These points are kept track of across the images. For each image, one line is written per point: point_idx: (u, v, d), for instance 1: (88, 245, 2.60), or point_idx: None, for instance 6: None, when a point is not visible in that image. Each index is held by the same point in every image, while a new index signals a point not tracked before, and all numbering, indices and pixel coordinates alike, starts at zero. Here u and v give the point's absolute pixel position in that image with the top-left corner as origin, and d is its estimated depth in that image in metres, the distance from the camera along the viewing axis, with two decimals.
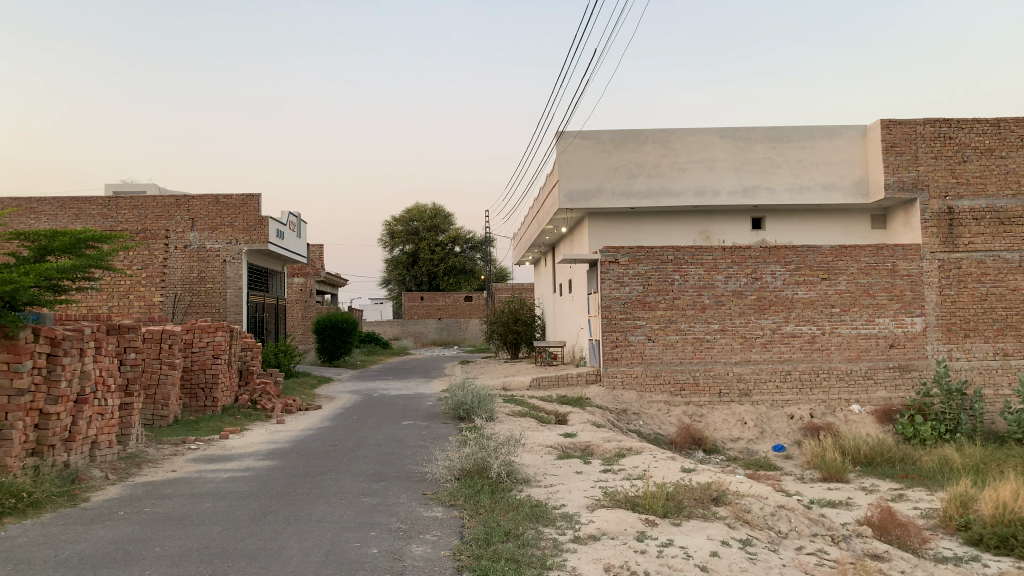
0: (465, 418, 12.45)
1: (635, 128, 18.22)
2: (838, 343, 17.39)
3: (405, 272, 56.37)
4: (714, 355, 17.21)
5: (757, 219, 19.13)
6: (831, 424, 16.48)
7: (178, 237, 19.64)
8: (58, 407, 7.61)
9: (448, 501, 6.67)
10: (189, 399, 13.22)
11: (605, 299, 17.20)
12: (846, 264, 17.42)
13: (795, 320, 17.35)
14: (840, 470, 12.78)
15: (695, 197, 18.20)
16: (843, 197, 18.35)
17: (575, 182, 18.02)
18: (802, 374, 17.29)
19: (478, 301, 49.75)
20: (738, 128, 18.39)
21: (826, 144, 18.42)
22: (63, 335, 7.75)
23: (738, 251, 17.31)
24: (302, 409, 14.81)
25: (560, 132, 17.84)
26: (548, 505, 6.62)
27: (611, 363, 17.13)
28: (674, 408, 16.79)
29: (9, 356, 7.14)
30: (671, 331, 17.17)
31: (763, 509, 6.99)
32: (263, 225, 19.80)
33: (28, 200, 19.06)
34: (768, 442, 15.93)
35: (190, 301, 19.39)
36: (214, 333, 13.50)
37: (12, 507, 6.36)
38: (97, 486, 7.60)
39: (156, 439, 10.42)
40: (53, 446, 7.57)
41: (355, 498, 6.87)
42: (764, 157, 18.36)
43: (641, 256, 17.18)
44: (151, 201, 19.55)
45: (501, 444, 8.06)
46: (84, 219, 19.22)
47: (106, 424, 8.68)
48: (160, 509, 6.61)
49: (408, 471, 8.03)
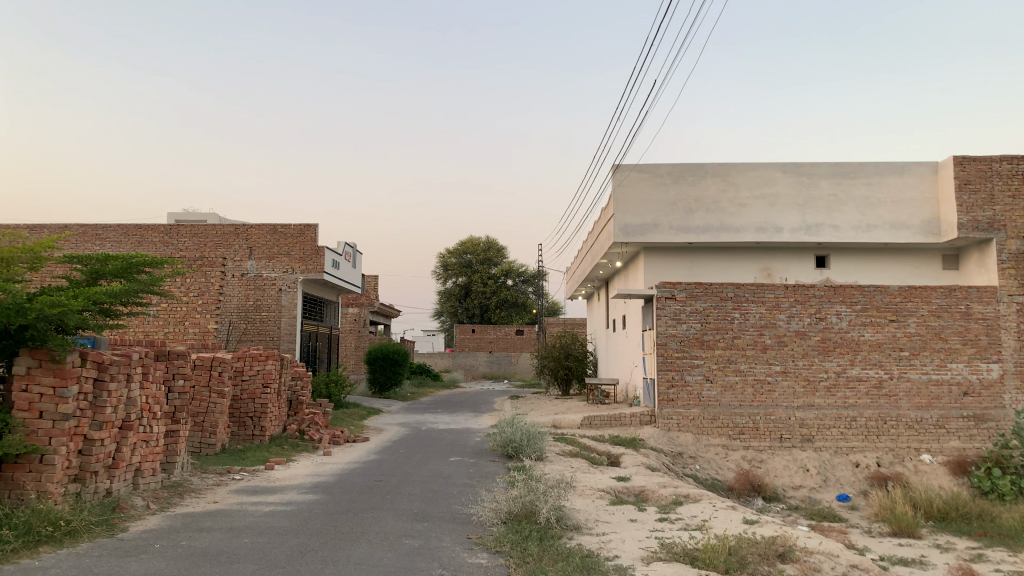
0: (514, 456, 12.06)
1: (694, 162, 17.82)
2: (908, 389, 16.55)
3: (457, 305, 56.52)
4: (775, 398, 16.52)
5: (821, 257, 18.46)
6: (900, 475, 15.59)
7: (236, 265, 19.85)
8: (102, 433, 7.51)
9: (493, 546, 6.31)
10: (237, 428, 13.13)
11: (661, 336, 16.71)
12: (916, 306, 16.65)
13: (861, 363, 16.58)
14: (912, 525, 11.97)
15: (756, 234, 17.64)
16: (912, 235, 17.61)
17: (631, 215, 17.65)
18: (869, 421, 16.45)
19: (530, 335, 49.40)
20: (802, 163, 17.85)
21: (895, 181, 17.76)
22: (110, 360, 7.66)
23: (802, 289, 16.68)
24: (350, 441, 14.60)
25: (617, 165, 17.53)
26: (600, 557, 6.19)
27: (667, 404, 16.55)
28: (733, 452, 16.10)
29: (55, 380, 7.01)
30: (730, 372, 16.55)
31: (835, 568, 6.40)
32: (319, 255, 19.89)
33: (93, 227, 19.51)
34: (831, 491, 15.10)
35: (245, 329, 19.54)
36: (265, 362, 13.43)
37: (49, 536, 6.21)
38: (137, 515, 7.43)
39: (202, 467, 10.31)
40: (96, 473, 7.46)
41: (396, 540, 6.54)
42: (828, 193, 17.76)
43: (698, 293, 16.69)
44: (211, 229, 19.83)
45: (551, 487, 7.67)
46: (146, 246, 19.56)
47: (150, 452, 8.55)
48: (197, 543, 6.38)
49: (453, 513, 7.67)
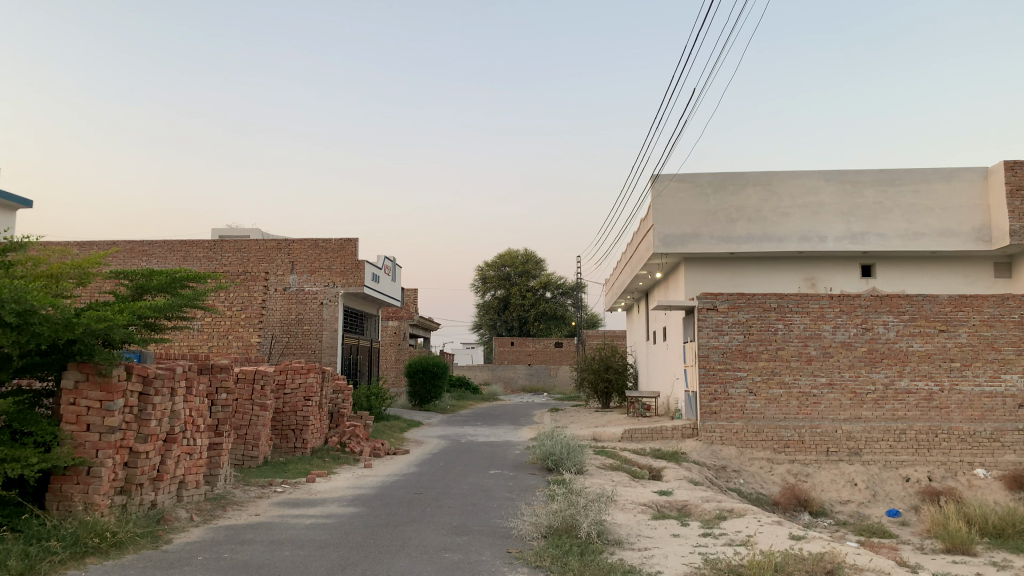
0: (554, 469, 11.97)
1: (735, 171, 17.61)
2: (959, 401, 16.09)
3: (496, 318, 56.60)
4: (821, 411, 16.18)
5: (866, 266, 18.09)
6: (952, 489, 15.12)
7: (278, 279, 20.07)
8: (147, 446, 7.62)
9: (534, 561, 6.23)
10: (279, 441, 13.25)
11: (703, 348, 16.48)
12: (966, 315, 16.20)
13: (910, 375, 16.16)
14: (966, 542, 11.57)
15: (799, 243, 17.34)
16: (962, 243, 17.15)
17: (671, 226, 17.48)
18: (919, 434, 16.01)
19: (569, 348, 49.24)
20: (846, 170, 17.55)
21: (942, 187, 17.35)
22: (155, 373, 7.77)
23: (847, 299, 16.34)
24: (390, 454, 14.64)
25: (656, 175, 17.39)
26: (642, 572, 6.08)
27: (710, 417, 16.30)
28: (778, 466, 15.77)
29: (101, 394, 7.13)
30: (774, 384, 16.26)
31: None
32: (359, 269, 20.08)
33: (140, 243, 19.92)
34: (881, 506, 14.70)
35: (288, 342, 19.76)
36: (306, 375, 13.57)
37: (96, 547, 6.30)
38: (181, 527, 7.52)
39: (244, 480, 10.41)
40: (141, 485, 7.57)
41: (436, 553, 6.51)
42: (873, 201, 17.41)
43: (741, 303, 16.44)
44: (253, 244, 20.07)
45: (592, 501, 7.56)
46: (191, 261, 19.92)
47: (194, 464, 8.66)
48: (239, 555, 6.42)
49: (493, 526, 7.62)
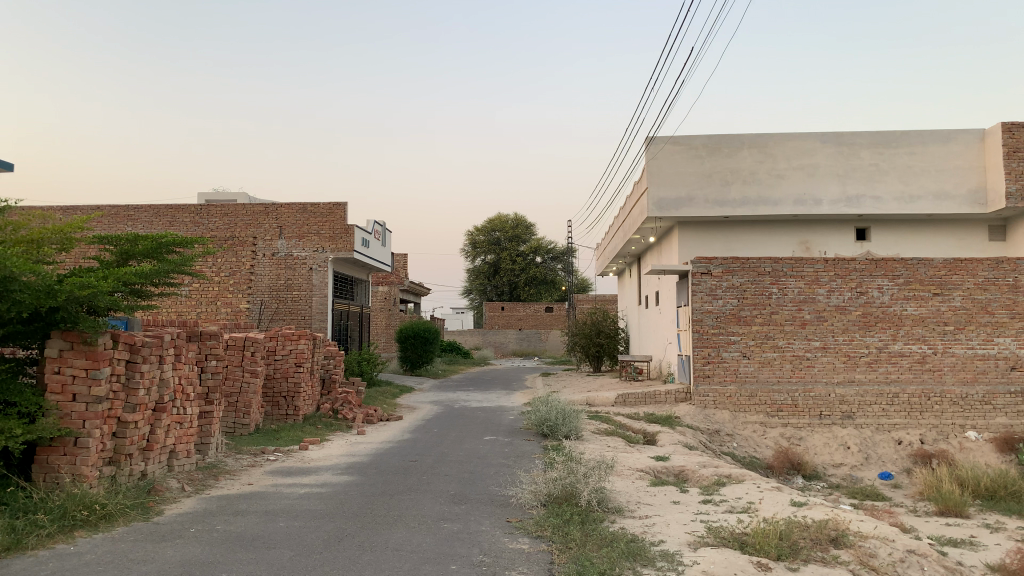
0: (549, 435, 11.87)
1: (730, 133, 17.35)
2: (952, 364, 16.09)
3: (486, 282, 56.43)
4: (815, 375, 16.15)
5: (861, 229, 17.95)
6: (944, 452, 15.15)
7: (266, 244, 19.70)
8: (135, 416, 7.44)
9: (534, 531, 6.12)
10: (271, 408, 13.10)
11: (697, 312, 16.37)
12: (961, 279, 16.13)
13: (903, 338, 16.12)
14: (959, 504, 11.57)
15: (795, 206, 17.14)
16: (957, 206, 17.01)
17: (664, 189, 17.23)
18: (911, 397, 16.02)
19: (559, 312, 49.19)
20: (842, 132, 17.30)
21: (939, 149, 17.16)
22: (142, 341, 7.55)
23: (842, 263, 16.20)
24: (383, 420, 14.53)
25: (650, 137, 17.09)
26: (645, 541, 5.97)
27: (703, 381, 16.26)
28: (771, 429, 15.77)
29: (87, 362, 6.91)
30: (767, 348, 16.20)
31: (891, 555, 6.05)
32: (349, 234, 19.78)
33: (125, 208, 19.49)
34: (874, 469, 14.73)
35: (277, 308, 19.47)
36: (297, 341, 13.38)
37: (84, 520, 6.14)
38: (172, 498, 7.37)
39: (236, 448, 10.25)
40: (131, 456, 7.40)
41: (434, 523, 6.38)
42: (870, 163, 17.20)
43: (735, 267, 16.29)
44: (241, 209, 19.68)
45: (592, 468, 7.44)
46: (177, 227, 19.53)
47: (184, 433, 8.49)
48: (232, 527, 6.27)
49: (491, 495, 7.50)
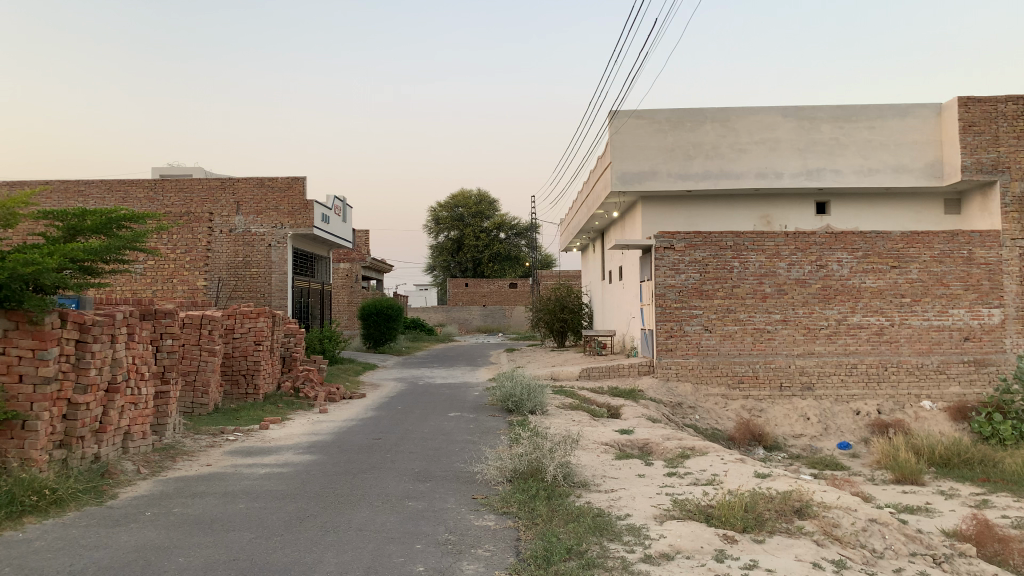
0: (513, 410, 11.82)
1: (693, 107, 17.29)
2: (909, 336, 16.38)
3: (449, 259, 56.16)
4: (775, 347, 16.32)
5: (821, 203, 18.12)
6: (900, 421, 15.46)
7: (223, 220, 19.29)
8: (87, 397, 7.18)
9: (500, 508, 6.05)
10: (230, 386, 12.86)
11: (660, 287, 16.42)
12: (918, 251, 16.39)
13: (862, 310, 16.36)
14: (915, 472, 11.77)
15: (756, 179, 17.21)
16: (915, 180, 17.24)
17: (627, 163, 17.17)
18: (869, 367, 16.30)
19: (523, 288, 49.15)
20: (803, 106, 17.37)
21: (897, 123, 17.33)
22: (93, 320, 7.28)
23: (802, 236, 16.34)
24: (345, 398, 14.36)
25: (613, 111, 16.98)
26: (612, 516, 5.94)
27: (666, 355, 16.34)
28: (732, 402, 15.94)
29: (33, 343, 6.64)
30: (729, 321, 16.31)
31: (854, 524, 6.12)
32: (308, 209, 19.41)
33: (75, 182, 18.81)
34: (832, 439, 14.97)
35: (235, 286, 19.13)
36: (256, 319, 13.09)
37: (33, 505, 5.92)
38: (126, 481, 7.15)
39: (194, 428, 10.02)
40: (83, 438, 7.16)
41: (398, 502, 6.27)
42: (830, 137, 17.32)
43: (698, 242, 16.33)
44: (196, 183, 19.16)
45: (558, 444, 7.39)
46: (130, 202, 19.00)
47: (140, 414, 8.26)
48: (190, 510, 6.10)
49: (456, 472, 7.42)
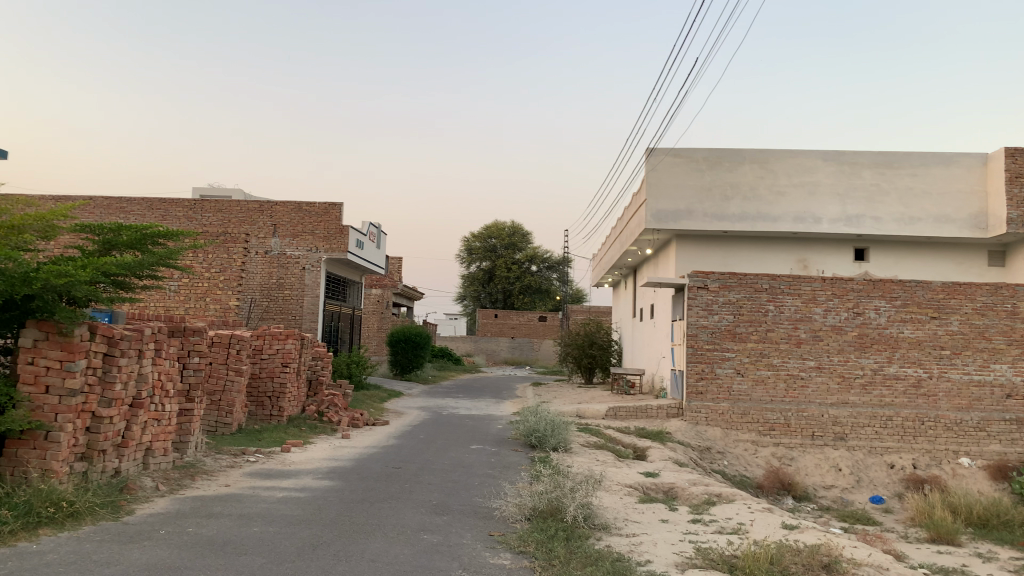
0: (537, 446, 11.65)
1: (732, 147, 17.18)
2: (947, 389, 15.93)
3: (480, 289, 56.22)
4: (808, 395, 15.96)
5: (859, 250, 17.81)
6: (937, 478, 14.96)
7: (259, 242, 19.51)
8: (111, 411, 7.20)
9: (517, 546, 5.89)
10: (255, 407, 12.87)
11: (692, 327, 16.18)
12: (959, 303, 15.99)
13: (899, 361, 15.96)
14: (951, 532, 11.33)
15: (794, 223, 16.99)
16: (957, 230, 16.89)
17: (663, 201, 17.07)
18: (905, 421, 15.84)
19: (553, 322, 48.97)
20: (844, 151, 17.18)
21: (941, 172, 17.05)
22: (122, 334, 7.32)
23: (840, 282, 16.04)
24: (369, 424, 14.28)
25: (650, 148, 16.93)
26: (632, 561, 5.75)
27: (696, 397, 16.05)
28: (762, 449, 15.56)
29: (62, 354, 6.68)
30: (762, 366, 16.00)
31: None
32: (343, 235, 19.56)
33: (117, 199, 19.20)
34: (865, 492, 14.51)
35: (267, 307, 19.32)
36: (284, 341, 13.13)
37: (50, 517, 5.90)
38: (144, 498, 7.12)
39: (217, 447, 10.01)
40: (104, 451, 7.17)
41: (414, 534, 6.14)
42: (871, 183, 17.07)
43: (732, 283, 16.11)
44: (235, 205, 19.44)
45: (580, 483, 7.22)
46: (170, 220, 19.30)
47: (162, 431, 8.25)
48: (204, 530, 6.03)
49: (474, 506, 7.28)
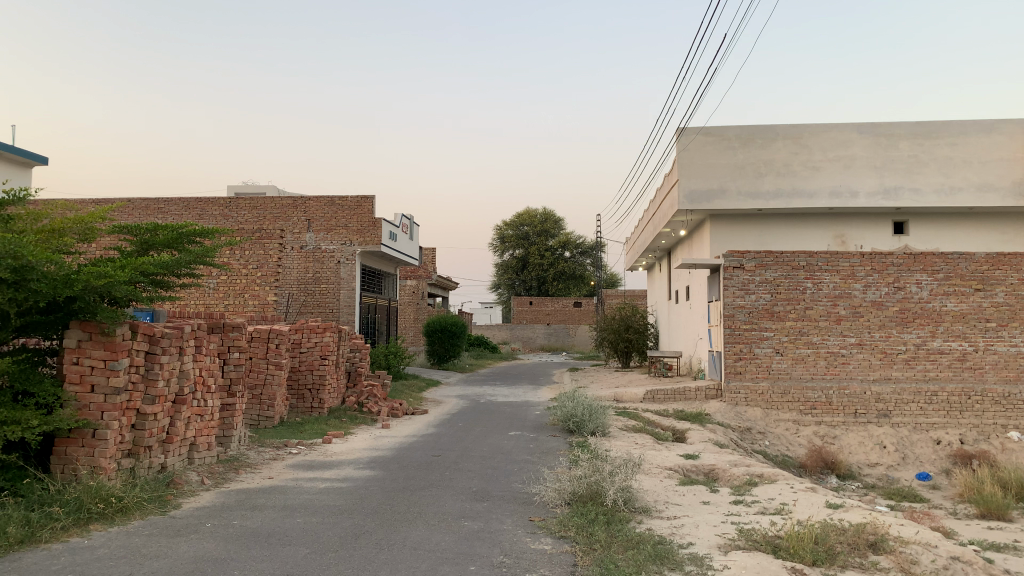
0: (575, 431, 11.65)
1: (764, 124, 16.90)
2: (994, 362, 15.57)
3: (514, 277, 56.24)
4: (850, 372, 15.72)
5: (898, 223, 17.46)
6: (985, 452, 14.66)
7: (294, 238, 19.80)
8: (155, 408, 7.35)
9: (558, 531, 5.90)
10: (296, 400, 13.04)
11: (729, 307, 16.00)
12: (1004, 274, 15.60)
13: (943, 335, 15.63)
14: (1002, 507, 11.07)
15: (830, 198, 16.69)
16: (1000, 199, 16.45)
17: (696, 181, 16.85)
18: (950, 395, 15.53)
19: (588, 307, 48.85)
20: (880, 123, 16.81)
21: (981, 140, 16.61)
22: (162, 332, 7.45)
23: (879, 257, 15.74)
24: (408, 414, 14.40)
25: (681, 128, 16.71)
26: (673, 544, 5.72)
27: (734, 378, 15.90)
28: (804, 428, 15.38)
29: (105, 353, 6.82)
30: (801, 344, 15.79)
31: (935, 561, 5.75)
32: (376, 227, 19.68)
33: (155, 200, 19.51)
34: (911, 469, 14.27)
35: (304, 301, 19.54)
36: (322, 334, 13.27)
37: (100, 513, 6.05)
38: (190, 492, 7.26)
39: (259, 440, 10.17)
40: (150, 448, 7.33)
41: (454, 521, 6.18)
42: (909, 154, 16.70)
43: (768, 261, 15.89)
44: (269, 202, 19.69)
45: (619, 466, 7.19)
46: (207, 219, 19.53)
47: (205, 425, 8.40)
48: (248, 523, 6.13)
49: (514, 492, 7.30)
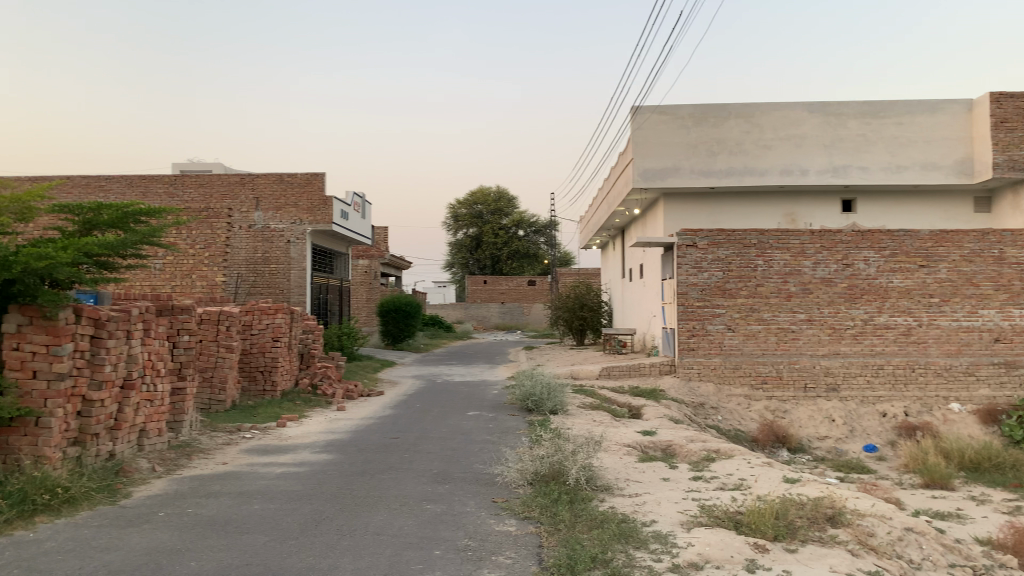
0: (533, 410, 11.64)
1: (717, 102, 17.00)
2: (937, 336, 16.02)
3: (468, 256, 56.02)
4: (800, 347, 16.01)
5: (847, 201, 17.80)
6: (929, 424, 15.10)
7: (243, 216, 19.23)
8: (101, 394, 7.09)
9: (522, 512, 5.86)
10: (248, 383, 12.77)
11: (682, 285, 16.15)
12: (947, 251, 16.00)
13: (889, 310, 16.02)
14: (945, 477, 11.42)
15: (781, 176, 16.89)
16: (944, 177, 16.85)
17: (650, 160, 16.90)
18: (896, 368, 15.95)
19: (542, 286, 48.91)
20: (829, 102, 17.04)
21: (926, 119, 16.97)
22: (108, 316, 7.18)
23: (828, 235, 16.01)
24: (363, 395, 14.23)
25: (635, 106, 16.72)
26: (636, 522, 5.72)
27: (688, 354, 16.09)
28: (756, 402, 15.65)
29: (48, 338, 6.53)
30: (753, 321, 16.02)
31: (890, 533, 5.86)
32: (327, 206, 19.29)
33: (96, 177, 18.88)
34: (858, 441, 14.64)
35: (254, 282, 19.11)
36: (274, 315, 12.99)
37: (46, 504, 5.81)
38: (141, 479, 7.04)
39: (211, 425, 9.93)
40: (98, 435, 7.08)
41: (417, 504, 6.10)
42: (857, 133, 16.97)
43: (721, 239, 16.05)
44: (216, 179, 19.11)
45: (580, 445, 7.18)
46: (151, 197, 18.99)
47: (155, 411, 8.16)
48: (204, 511, 5.96)
49: (476, 473, 7.24)
